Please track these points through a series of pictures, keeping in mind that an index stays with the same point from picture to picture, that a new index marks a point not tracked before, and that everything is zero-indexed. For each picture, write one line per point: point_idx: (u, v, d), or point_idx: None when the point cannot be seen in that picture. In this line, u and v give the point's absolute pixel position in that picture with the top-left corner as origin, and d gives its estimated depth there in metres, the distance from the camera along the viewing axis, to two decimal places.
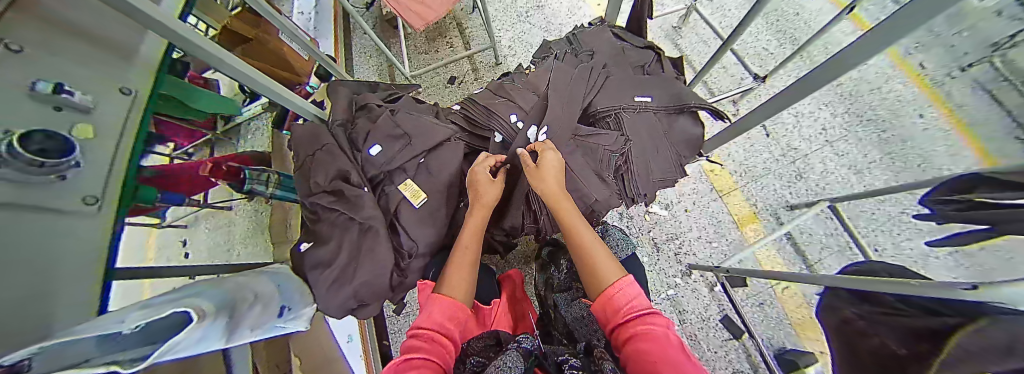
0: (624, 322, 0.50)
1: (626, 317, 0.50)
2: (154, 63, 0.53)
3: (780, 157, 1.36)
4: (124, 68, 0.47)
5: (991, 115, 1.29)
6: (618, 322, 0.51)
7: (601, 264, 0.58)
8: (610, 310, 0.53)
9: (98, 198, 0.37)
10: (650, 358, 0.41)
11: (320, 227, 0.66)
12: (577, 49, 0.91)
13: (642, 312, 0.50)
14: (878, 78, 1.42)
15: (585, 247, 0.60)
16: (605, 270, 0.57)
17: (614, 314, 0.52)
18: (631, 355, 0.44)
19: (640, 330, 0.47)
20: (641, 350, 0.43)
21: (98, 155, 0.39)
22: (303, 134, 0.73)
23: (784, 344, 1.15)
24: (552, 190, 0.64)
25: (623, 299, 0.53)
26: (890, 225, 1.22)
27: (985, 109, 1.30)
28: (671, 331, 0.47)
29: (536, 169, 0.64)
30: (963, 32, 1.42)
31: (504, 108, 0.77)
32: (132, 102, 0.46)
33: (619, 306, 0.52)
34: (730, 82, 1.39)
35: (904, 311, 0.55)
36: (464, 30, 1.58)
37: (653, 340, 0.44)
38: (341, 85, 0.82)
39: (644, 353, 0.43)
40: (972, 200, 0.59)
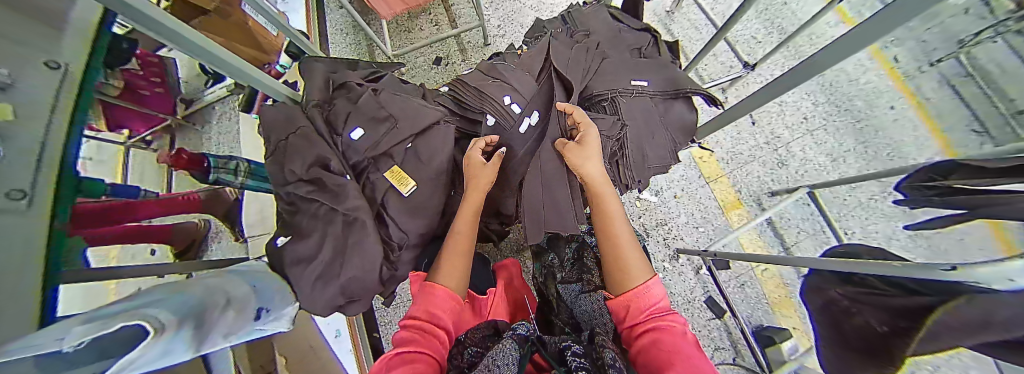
0: (646, 317, 0.50)
1: (649, 312, 0.50)
2: (90, 40, 0.45)
3: (763, 145, 1.40)
4: (49, 41, 0.39)
5: (955, 108, 1.37)
6: (637, 313, 0.51)
7: (634, 261, 0.56)
8: (632, 302, 0.52)
9: (27, 192, 0.32)
10: (669, 354, 0.42)
11: (300, 220, 0.60)
12: (573, 29, 0.86)
13: (667, 312, 0.50)
14: (857, 69, 1.46)
15: (616, 237, 0.58)
16: (636, 267, 0.55)
17: (637, 304, 0.52)
18: (645, 347, 0.46)
19: (659, 326, 0.47)
20: (659, 347, 0.44)
21: (22, 140, 0.33)
22: (275, 116, 0.66)
23: (762, 322, 1.22)
24: (595, 178, 0.60)
25: (653, 296, 0.52)
26: (860, 210, 1.29)
27: (950, 101, 1.38)
28: (686, 331, 0.48)
29: (579, 146, 0.60)
30: (934, 28, 1.46)
31: (496, 90, 0.71)
32: (62, 82, 0.39)
33: (647, 302, 0.52)
34: (721, 70, 1.39)
35: (886, 290, 0.58)
36: (449, 7, 1.47)
37: (671, 338, 0.45)
38: (317, 62, 0.74)
39: (660, 347, 0.44)
40: (949, 186, 0.62)
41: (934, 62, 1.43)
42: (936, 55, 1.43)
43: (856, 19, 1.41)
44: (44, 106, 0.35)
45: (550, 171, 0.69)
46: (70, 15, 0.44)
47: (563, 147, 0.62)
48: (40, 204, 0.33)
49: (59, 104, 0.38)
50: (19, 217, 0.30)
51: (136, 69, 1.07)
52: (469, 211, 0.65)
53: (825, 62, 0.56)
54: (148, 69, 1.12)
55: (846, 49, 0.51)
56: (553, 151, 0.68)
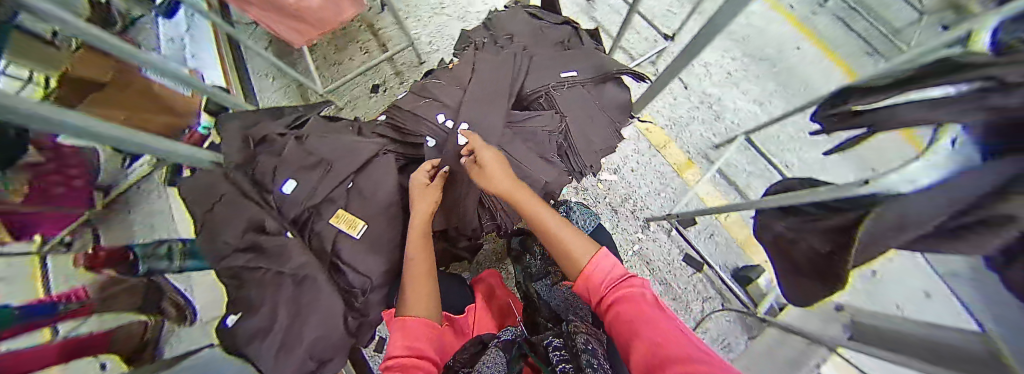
0: (605, 290, 0.51)
1: (607, 284, 0.51)
2: None
3: (699, 105, 1.51)
4: None
5: (846, 39, 1.56)
6: (597, 291, 0.52)
7: (573, 246, 0.56)
8: (590, 278, 0.53)
9: None
10: (631, 323, 0.42)
11: (247, 292, 0.56)
12: (495, 34, 0.87)
13: (624, 279, 0.51)
14: (764, 20, 1.62)
15: (557, 236, 0.57)
16: (578, 249, 0.56)
17: (594, 282, 0.53)
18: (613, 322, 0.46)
19: (619, 297, 0.48)
20: (621, 318, 0.44)
21: None
22: (198, 186, 0.62)
23: (737, 264, 1.32)
24: (504, 189, 0.61)
25: (606, 267, 0.53)
26: (794, 143, 1.44)
27: (841, 32, 1.58)
28: (646, 294, 0.49)
29: (479, 169, 0.62)
30: None
31: (430, 110, 0.73)
32: None
33: (598, 274, 0.53)
34: (646, 45, 1.48)
35: (818, 213, 0.65)
36: (376, 33, 1.44)
37: (630, 307, 0.45)
38: (233, 120, 0.70)
39: (623, 317, 0.44)
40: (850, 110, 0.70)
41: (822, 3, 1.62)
42: None
43: None
44: None
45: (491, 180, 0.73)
46: None
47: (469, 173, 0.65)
48: None
49: None
50: None
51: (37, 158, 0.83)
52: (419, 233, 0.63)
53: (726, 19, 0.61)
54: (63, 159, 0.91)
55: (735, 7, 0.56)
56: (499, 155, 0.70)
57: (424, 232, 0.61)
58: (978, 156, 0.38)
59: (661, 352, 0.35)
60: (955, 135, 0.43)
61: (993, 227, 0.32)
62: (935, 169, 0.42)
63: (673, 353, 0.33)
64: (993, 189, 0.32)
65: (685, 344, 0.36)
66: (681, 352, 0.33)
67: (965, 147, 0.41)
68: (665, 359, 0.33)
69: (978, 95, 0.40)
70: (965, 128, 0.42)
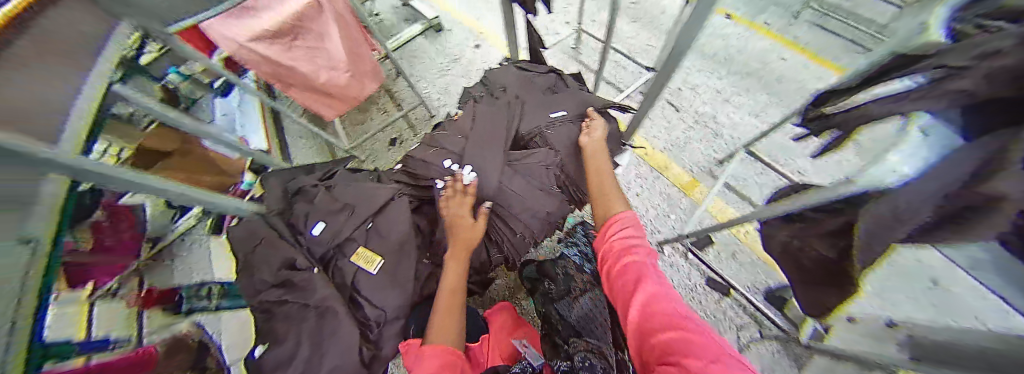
0: (616, 250, 0.58)
1: (619, 244, 0.59)
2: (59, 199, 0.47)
3: (694, 125, 1.58)
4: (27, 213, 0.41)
5: (829, 45, 1.66)
6: (609, 250, 0.60)
7: (615, 202, 0.68)
8: (608, 238, 0.62)
9: None
10: (632, 285, 0.51)
11: (275, 324, 0.62)
12: (491, 87, 1.01)
13: (633, 240, 0.59)
14: (742, 40, 1.75)
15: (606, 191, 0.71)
16: (617, 205, 0.67)
17: (609, 242, 0.61)
18: (616, 278, 0.56)
19: (626, 258, 0.55)
20: (624, 280, 0.53)
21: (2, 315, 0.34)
22: (241, 231, 0.72)
23: (768, 284, 1.25)
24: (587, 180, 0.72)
25: (620, 230, 0.61)
26: (798, 151, 1.45)
27: (822, 41, 1.67)
28: (649, 251, 0.56)
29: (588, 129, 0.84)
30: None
31: (436, 157, 0.83)
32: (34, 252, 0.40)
33: (613, 236, 0.61)
34: (632, 78, 1.61)
35: (819, 216, 0.65)
36: (393, 93, 1.67)
37: (634, 267, 0.53)
38: (274, 176, 0.82)
39: (627, 279, 0.53)
40: (819, 114, 0.74)
41: (795, 15, 1.74)
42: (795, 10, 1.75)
43: None
44: (17, 276, 0.37)
45: (508, 220, 0.79)
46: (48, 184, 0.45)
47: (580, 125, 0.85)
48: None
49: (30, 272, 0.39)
50: None
51: (100, 220, 0.95)
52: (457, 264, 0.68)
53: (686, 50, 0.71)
54: (115, 216, 1.03)
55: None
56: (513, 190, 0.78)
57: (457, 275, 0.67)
58: (958, 138, 0.43)
59: (652, 319, 0.45)
60: (924, 122, 0.48)
61: (981, 207, 0.33)
62: (916, 154, 0.46)
63: (660, 321, 0.44)
64: (987, 161, 0.34)
65: (669, 304, 0.47)
66: (666, 320, 0.44)
67: (940, 130, 0.45)
68: (651, 329, 0.44)
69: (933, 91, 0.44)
70: (931, 114, 0.46)
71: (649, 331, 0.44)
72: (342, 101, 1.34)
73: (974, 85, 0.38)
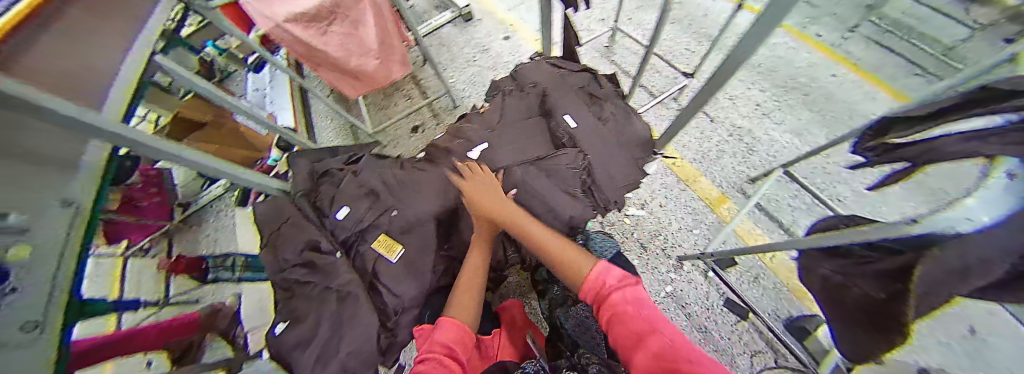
0: (600, 305, 0.47)
1: (600, 297, 0.48)
2: (98, 170, 0.52)
3: (728, 138, 1.50)
4: (65, 182, 0.46)
5: (890, 62, 1.52)
6: (594, 307, 0.49)
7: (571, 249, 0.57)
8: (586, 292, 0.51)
9: (39, 321, 0.36)
10: (633, 347, 0.38)
11: (296, 304, 0.63)
12: (522, 83, 0.98)
13: (615, 286, 0.48)
14: (789, 52, 1.64)
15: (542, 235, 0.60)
16: (582, 254, 0.56)
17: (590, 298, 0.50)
18: (612, 340, 0.43)
19: (613, 309, 0.44)
20: (622, 340, 0.40)
21: None
22: (268, 208, 0.74)
23: (790, 312, 1.19)
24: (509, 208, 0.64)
25: (599, 277, 0.50)
26: (839, 175, 1.35)
27: (880, 59, 1.54)
28: (639, 296, 0.46)
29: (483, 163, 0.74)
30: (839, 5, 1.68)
31: (462, 148, 0.81)
32: (74, 218, 0.45)
33: (590, 289, 0.50)
34: (666, 83, 1.54)
35: (868, 255, 0.60)
36: (419, 81, 1.66)
37: (625, 322, 0.42)
38: (301, 155, 0.83)
39: (624, 338, 0.40)
40: (888, 143, 0.68)
41: (853, 27, 1.63)
42: (851, 24, 1.63)
43: None
44: (57, 239, 0.41)
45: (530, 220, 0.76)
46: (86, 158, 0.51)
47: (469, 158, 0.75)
48: (50, 328, 0.37)
49: (70, 235, 0.44)
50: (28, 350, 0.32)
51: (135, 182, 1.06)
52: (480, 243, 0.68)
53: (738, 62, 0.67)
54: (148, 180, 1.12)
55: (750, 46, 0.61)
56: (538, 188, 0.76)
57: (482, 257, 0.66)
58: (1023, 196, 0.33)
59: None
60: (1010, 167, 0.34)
61: None
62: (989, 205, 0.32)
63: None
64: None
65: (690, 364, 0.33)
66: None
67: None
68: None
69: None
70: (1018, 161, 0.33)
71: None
72: (371, 84, 1.34)
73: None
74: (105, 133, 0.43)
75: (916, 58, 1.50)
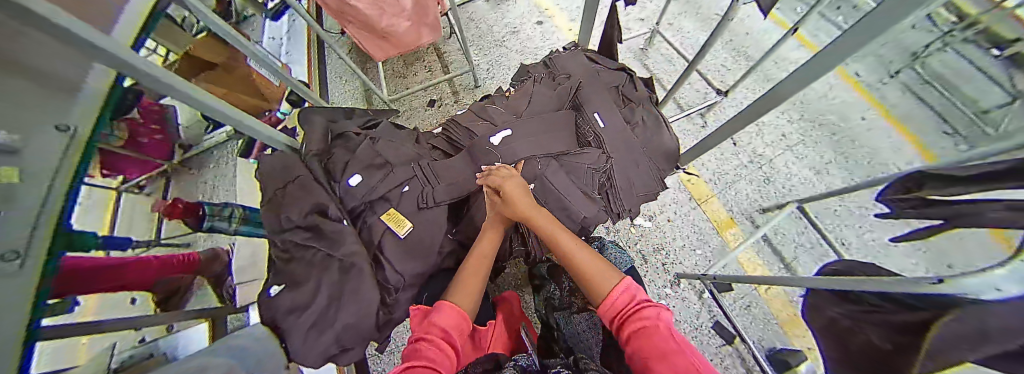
0: (622, 321, 0.50)
1: (623, 315, 0.51)
2: (99, 98, 0.44)
3: (747, 164, 1.46)
4: (66, 102, 0.39)
5: (923, 115, 1.48)
6: (615, 323, 0.52)
7: (598, 266, 0.58)
8: (607, 311, 0.53)
9: (22, 254, 0.30)
10: (652, 362, 0.41)
11: (294, 267, 0.60)
12: (554, 73, 0.93)
13: (637, 304, 0.51)
14: (825, 86, 1.59)
15: (572, 249, 0.60)
16: (607, 271, 0.57)
17: (611, 315, 0.52)
18: (631, 354, 0.45)
19: (634, 327, 0.47)
20: (642, 354, 0.43)
21: (36, 204, 0.32)
22: (276, 163, 0.70)
23: (775, 344, 1.20)
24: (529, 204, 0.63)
25: (622, 295, 0.53)
26: (852, 219, 1.32)
27: (917, 108, 1.49)
28: (660, 314, 0.48)
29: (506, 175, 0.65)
30: (889, 44, 1.61)
31: (484, 130, 0.77)
32: (69, 143, 0.38)
33: (612, 307, 0.52)
34: (696, 97, 1.48)
35: (882, 306, 0.58)
36: (442, 55, 1.60)
37: (645, 337, 0.45)
38: (315, 113, 0.79)
39: (645, 353, 0.43)
40: (922, 197, 0.65)
41: (893, 73, 1.57)
42: (895, 67, 1.57)
43: (816, 43, 1.52)
44: (48, 168, 0.34)
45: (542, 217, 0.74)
46: (89, 79, 0.44)
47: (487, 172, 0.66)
48: (33, 266, 0.31)
49: (62, 168, 0.36)
50: (11, 283, 0.29)
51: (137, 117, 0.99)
52: (491, 234, 0.66)
53: (794, 86, 0.63)
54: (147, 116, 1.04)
55: (815, 72, 0.57)
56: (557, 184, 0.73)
57: (491, 250, 0.64)
58: None
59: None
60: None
61: None
62: None
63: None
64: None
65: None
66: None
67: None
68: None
69: None
70: None
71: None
72: (398, 47, 1.28)
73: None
74: (115, 60, 0.37)
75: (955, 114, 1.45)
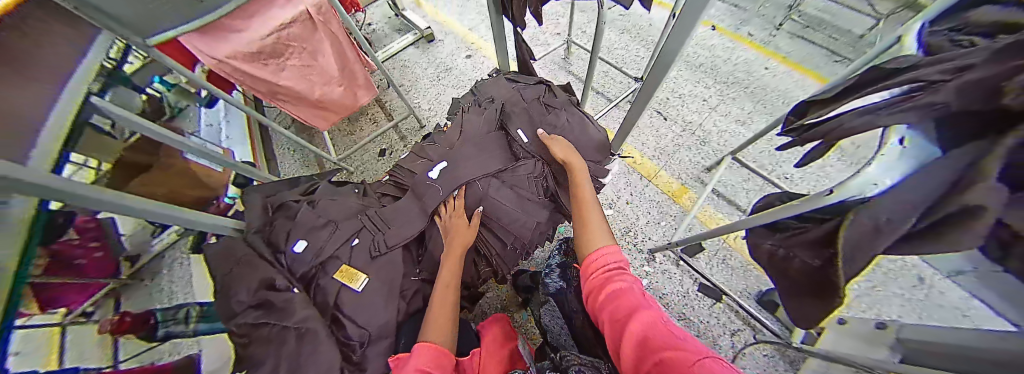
0: (601, 282, 0.55)
1: (602, 276, 0.55)
2: (19, 226, 0.49)
3: (683, 132, 1.60)
4: None
5: (813, 53, 1.71)
6: (592, 282, 0.57)
7: (598, 235, 0.64)
8: (588, 272, 0.59)
9: None
10: (622, 313, 0.46)
11: (251, 349, 0.60)
12: (480, 99, 1.01)
13: (619, 270, 0.56)
14: (727, 49, 1.80)
15: (587, 214, 0.68)
16: (600, 238, 0.63)
17: (592, 275, 0.58)
18: (604, 308, 0.50)
19: (613, 285, 0.52)
20: (614, 307, 0.48)
21: None
22: (221, 251, 0.71)
23: (759, 288, 1.26)
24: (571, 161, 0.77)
25: (604, 261, 0.58)
26: (784, 156, 1.48)
27: (805, 48, 1.72)
28: (637, 281, 0.53)
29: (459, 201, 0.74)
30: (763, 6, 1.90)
31: (424, 168, 0.82)
32: None
33: (594, 268, 0.58)
34: (620, 86, 1.63)
35: (803, 226, 0.64)
36: (384, 105, 1.67)
37: (620, 294, 0.50)
38: (255, 191, 0.82)
39: (617, 308, 0.48)
40: (802, 125, 0.68)
41: (779, 24, 1.81)
42: (778, 20, 1.82)
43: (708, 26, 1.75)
44: None
45: (497, 232, 0.78)
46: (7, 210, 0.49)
47: (449, 204, 0.74)
48: None
49: None
50: None
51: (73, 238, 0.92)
52: (452, 264, 0.69)
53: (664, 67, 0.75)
54: (85, 235, 0.97)
55: None
56: (507, 196, 0.77)
57: (452, 277, 0.66)
58: (937, 150, 0.38)
59: (650, 342, 0.39)
60: (901, 132, 0.42)
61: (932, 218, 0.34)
62: (892, 166, 0.42)
63: (657, 344, 0.38)
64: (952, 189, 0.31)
65: (664, 326, 0.41)
66: (662, 341, 0.37)
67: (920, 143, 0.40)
68: (650, 352, 0.37)
69: (906, 99, 0.44)
70: (908, 126, 0.41)
71: (649, 355, 0.37)
72: (338, 112, 1.34)
73: (948, 99, 0.36)
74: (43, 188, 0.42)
75: (837, 46, 1.69)
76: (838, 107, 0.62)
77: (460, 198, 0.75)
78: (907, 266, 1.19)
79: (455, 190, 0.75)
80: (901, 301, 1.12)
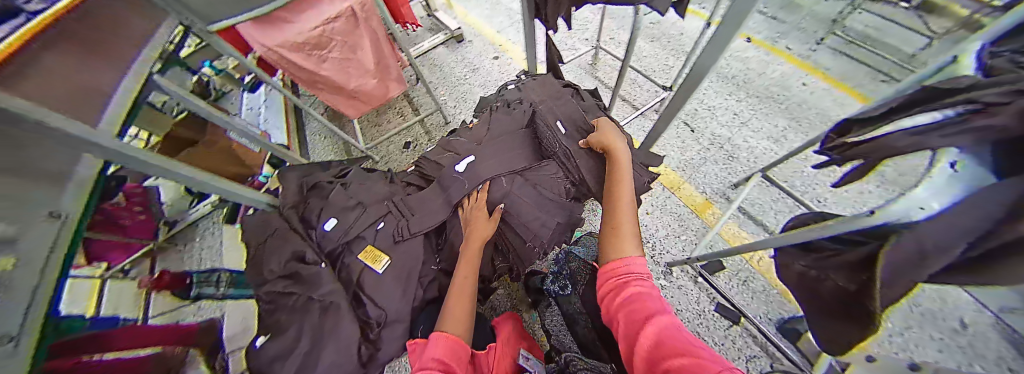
0: (617, 284, 0.54)
1: (621, 277, 0.54)
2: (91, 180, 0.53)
3: (710, 146, 1.56)
4: None
5: (855, 72, 1.63)
6: (608, 283, 0.56)
7: (626, 236, 0.59)
8: (605, 271, 0.58)
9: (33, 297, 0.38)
10: (638, 317, 0.46)
11: (277, 317, 0.63)
12: (509, 97, 1.02)
13: (639, 273, 0.54)
14: (762, 64, 1.75)
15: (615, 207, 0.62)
16: (628, 242, 0.58)
17: (608, 275, 0.56)
18: (619, 311, 0.50)
19: (630, 288, 0.51)
20: (629, 310, 0.48)
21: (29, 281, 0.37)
22: (256, 223, 0.76)
23: (782, 314, 1.19)
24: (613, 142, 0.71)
25: (624, 262, 0.56)
26: (818, 178, 1.41)
27: (847, 67, 1.65)
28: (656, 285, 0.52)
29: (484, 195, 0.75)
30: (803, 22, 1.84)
31: (450, 161, 0.84)
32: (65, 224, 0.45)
33: (613, 269, 0.56)
34: (647, 94, 1.62)
35: (838, 248, 0.61)
36: (411, 100, 1.72)
37: (637, 298, 0.49)
38: (292, 170, 0.86)
39: (632, 311, 0.48)
40: (844, 143, 0.65)
41: (820, 41, 1.76)
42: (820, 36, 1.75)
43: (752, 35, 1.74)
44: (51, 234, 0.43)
45: (517, 230, 0.78)
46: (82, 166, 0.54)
47: (474, 198, 0.75)
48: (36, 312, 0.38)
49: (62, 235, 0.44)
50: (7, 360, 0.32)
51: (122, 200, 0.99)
52: (472, 257, 0.69)
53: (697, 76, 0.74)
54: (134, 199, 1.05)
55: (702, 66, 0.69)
56: (530, 194, 0.76)
57: (472, 270, 0.67)
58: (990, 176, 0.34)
59: (662, 348, 0.40)
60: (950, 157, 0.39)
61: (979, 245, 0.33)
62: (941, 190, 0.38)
63: (669, 350, 0.39)
64: (1005, 215, 0.30)
65: (678, 332, 0.42)
66: (675, 348, 0.38)
67: (971, 167, 0.37)
68: (661, 359, 0.38)
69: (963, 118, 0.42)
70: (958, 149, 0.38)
71: (659, 361, 0.38)
72: (369, 103, 1.39)
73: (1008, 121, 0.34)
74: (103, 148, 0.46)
75: (885, 67, 1.61)
76: (884, 126, 0.59)
77: (484, 192, 0.75)
78: (951, 306, 1.09)
79: (481, 183, 0.76)
80: (944, 344, 1.03)
